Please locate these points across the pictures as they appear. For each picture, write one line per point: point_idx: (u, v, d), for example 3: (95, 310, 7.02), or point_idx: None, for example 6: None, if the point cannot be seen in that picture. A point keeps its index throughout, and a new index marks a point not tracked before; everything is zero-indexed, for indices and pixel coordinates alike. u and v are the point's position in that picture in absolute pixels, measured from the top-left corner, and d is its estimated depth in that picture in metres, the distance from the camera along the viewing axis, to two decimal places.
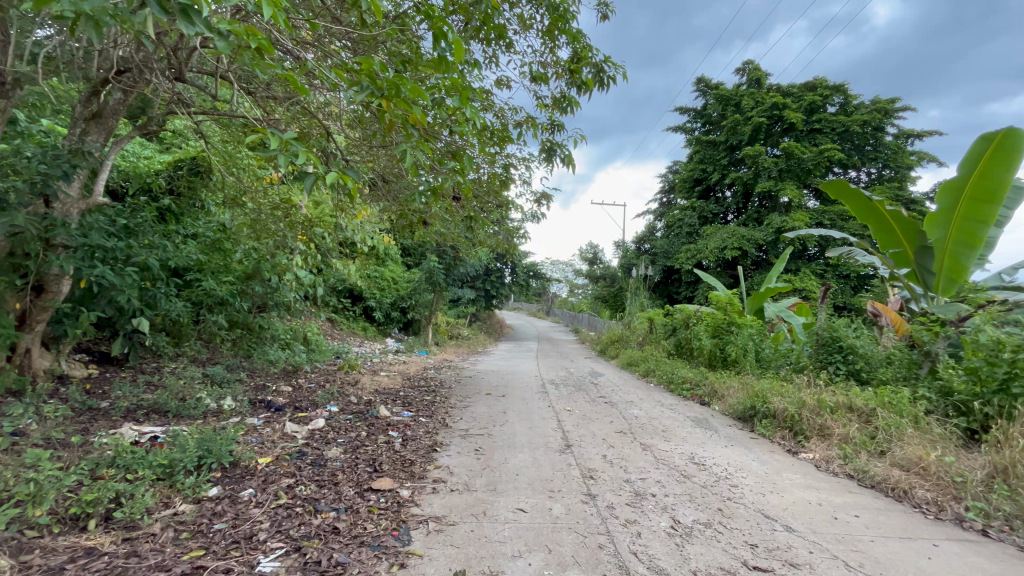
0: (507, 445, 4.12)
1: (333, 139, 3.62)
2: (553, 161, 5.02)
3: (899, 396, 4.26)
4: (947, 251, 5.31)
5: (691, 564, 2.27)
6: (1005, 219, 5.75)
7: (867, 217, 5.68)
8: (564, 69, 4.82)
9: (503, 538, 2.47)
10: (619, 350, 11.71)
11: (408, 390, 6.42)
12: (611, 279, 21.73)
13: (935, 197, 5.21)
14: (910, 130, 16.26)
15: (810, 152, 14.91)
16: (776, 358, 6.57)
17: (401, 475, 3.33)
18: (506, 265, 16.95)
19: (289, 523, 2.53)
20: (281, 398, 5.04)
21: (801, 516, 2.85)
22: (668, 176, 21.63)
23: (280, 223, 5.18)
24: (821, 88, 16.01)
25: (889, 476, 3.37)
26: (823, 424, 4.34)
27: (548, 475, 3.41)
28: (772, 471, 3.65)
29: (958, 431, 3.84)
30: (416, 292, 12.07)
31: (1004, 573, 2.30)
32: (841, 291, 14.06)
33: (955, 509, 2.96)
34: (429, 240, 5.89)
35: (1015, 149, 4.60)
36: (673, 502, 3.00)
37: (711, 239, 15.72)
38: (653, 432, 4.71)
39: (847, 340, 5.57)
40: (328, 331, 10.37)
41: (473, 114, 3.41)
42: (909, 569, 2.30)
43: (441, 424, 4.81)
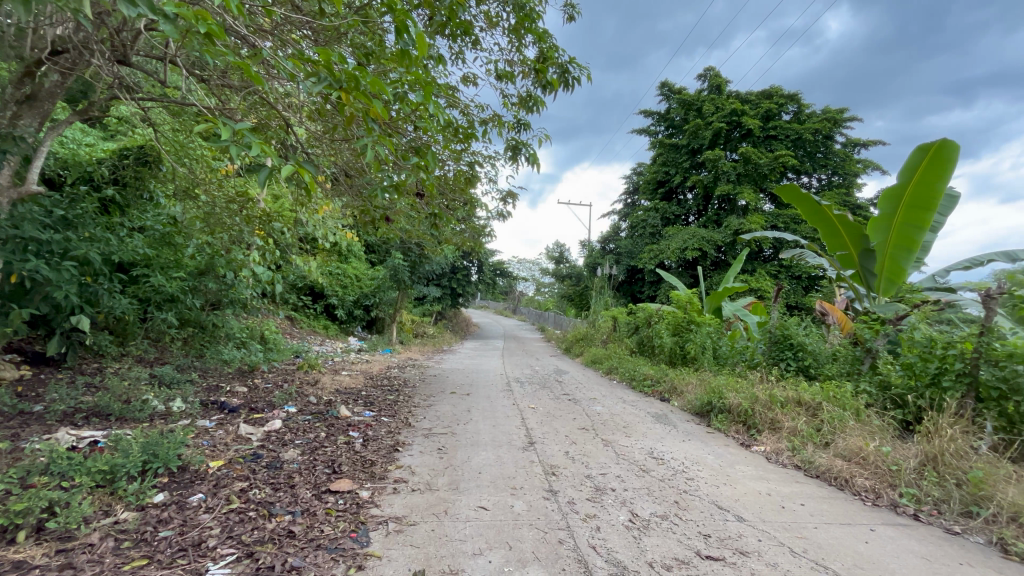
0: (470, 444, 4.10)
1: (292, 131, 3.51)
2: (518, 160, 5.04)
3: (843, 391, 4.51)
4: (887, 255, 5.64)
5: (647, 556, 2.33)
6: (939, 225, 6.18)
7: (817, 221, 6.00)
8: (530, 68, 4.84)
9: (464, 537, 2.46)
10: (584, 348, 11.88)
11: (371, 389, 6.31)
12: (577, 278, 22.00)
13: (877, 203, 5.51)
14: (857, 139, 17.18)
15: (766, 157, 15.56)
16: (732, 355, 6.83)
17: (360, 476, 3.26)
18: (473, 263, 16.85)
19: (241, 528, 2.45)
20: (235, 399, 4.85)
21: (752, 506, 2.98)
22: (632, 178, 22.08)
23: (236, 217, 4.89)
24: (777, 96, 16.70)
25: (832, 466, 3.57)
26: (774, 418, 4.53)
27: (511, 472, 3.43)
28: (726, 464, 3.79)
29: (895, 422, 4.12)
30: (380, 290, 11.85)
31: (932, 553, 2.48)
32: (793, 291, 14.75)
33: (891, 495, 3.16)
34: (393, 237, 5.80)
35: (949, 159, 4.92)
36: (632, 496, 3.07)
37: (673, 240, 16.16)
38: (614, 428, 4.81)
39: (798, 337, 5.86)
40: (288, 329, 10.04)
41: (438, 111, 3.39)
42: (849, 553, 2.44)
43: (404, 424, 4.75)
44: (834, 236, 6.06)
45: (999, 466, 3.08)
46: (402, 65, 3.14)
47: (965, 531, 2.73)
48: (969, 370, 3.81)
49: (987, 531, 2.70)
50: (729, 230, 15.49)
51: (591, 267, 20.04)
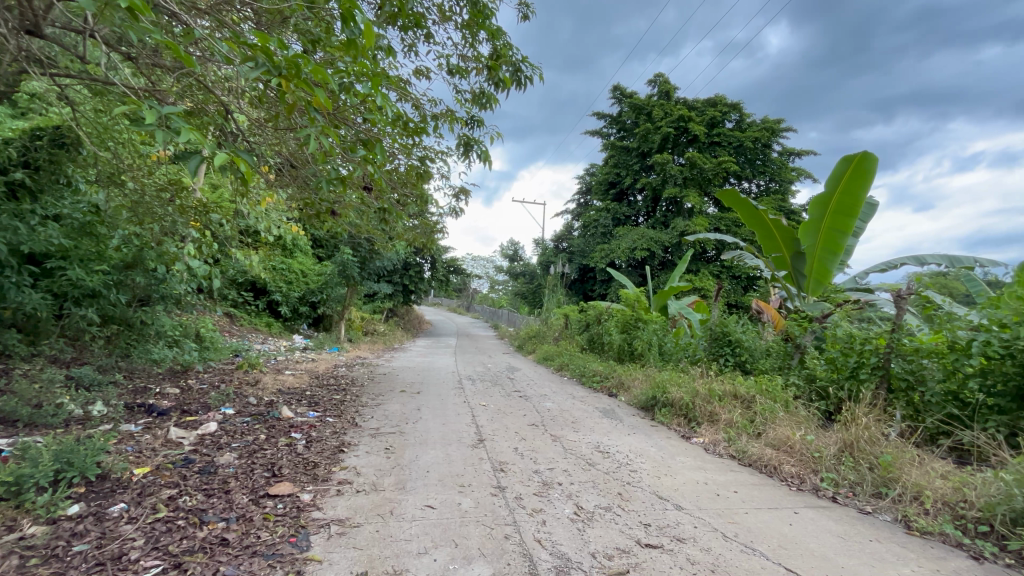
0: (419, 442, 4.05)
1: (231, 118, 3.33)
2: (470, 156, 5.02)
3: (774, 384, 4.83)
4: (816, 257, 6.06)
5: (590, 547, 2.40)
6: (860, 231, 6.71)
7: (754, 224, 6.37)
8: (483, 65, 4.82)
9: (409, 536, 2.44)
10: (536, 345, 12.02)
11: (316, 389, 6.09)
12: (530, 275, 22.24)
13: (807, 209, 5.89)
14: (792, 149, 18.31)
15: (710, 163, 16.30)
16: (676, 351, 7.12)
17: (302, 479, 3.15)
18: (426, 260, 16.60)
19: (168, 538, 2.30)
20: (165, 402, 4.55)
21: (689, 495, 3.12)
22: (585, 178, 22.52)
23: (168, 207, 4.60)
24: (721, 105, 17.51)
25: (762, 455, 3.80)
26: (712, 410, 4.77)
27: (459, 470, 3.42)
28: (668, 455, 3.96)
29: (818, 412, 4.45)
30: (327, 285, 11.47)
31: (846, 532, 2.70)
32: (733, 291, 15.57)
33: (813, 480, 3.41)
34: (341, 231, 5.63)
35: (869, 170, 5.36)
36: (578, 489, 3.15)
37: (623, 240, 16.62)
38: (563, 423, 4.90)
39: (735, 334, 6.19)
40: (227, 327, 9.52)
41: (386, 103, 3.32)
42: (775, 535, 2.61)
43: (350, 424, 4.62)
44: (769, 238, 6.44)
45: (905, 451, 3.39)
46: (348, 55, 3.05)
47: (875, 510, 2.99)
48: (882, 364, 4.18)
49: (894, 509, 2.97)
50: (676, 231, 16.12)
51: (544, 265, 20.29)
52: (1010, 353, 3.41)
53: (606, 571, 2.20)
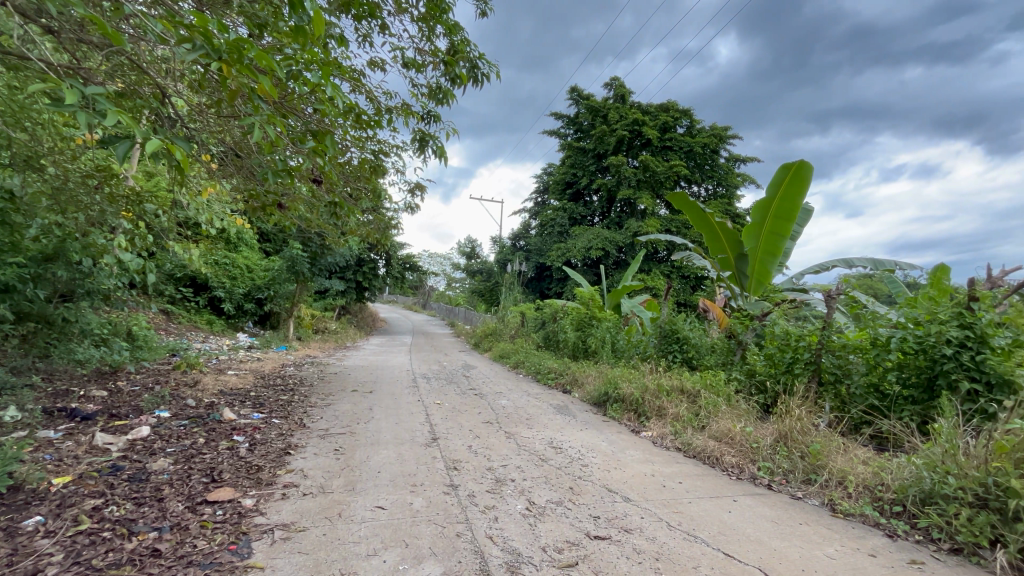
0: (371, 443, 3.97)
1: (168, 102, 3.12)
2: (425, 152, 4.96)
3: (717, 379, 5.07)
4: (757, 259, 6.40)
5: (541, 541, 2.44)
6: (797, 234, 7.15)
7: (702, 227, 6.65)
8: (440, 60, 4.77)
9: (358, 539, 2.38)
10: (493, 342, 12.04)
11: (261, 389, 5.83)
12: (487, 273, 22.22)
13: (750, 213, 6.20)
14: (738, 155, 19.22)
15: (663, 166, 16.83)
16: (628, 348, 7.32)
17: (244, 483, 3.01)
18: (380, 256, 16.24)
19: (91, 551, 2.14)
20: (90, 405, 4.21)
21: (637, 487, 3.23)
22: (542, 177, 22.74)
23: (96, 195, 4.26)
24: (673, 110, 18.14)
25: (706, 447, 3.99)
26: (660, 405, 4.95)
27: (411, 469, 3.38)
28: (618, 449, 4.08)
29: (757, 405, 4.72)
30: (275, 281, 11.00)
31: (779, 516, 2.88)
32: (682, 290, 16.17)
33: (751, 469, 3.61)
34: (290, 225, 5.42)
35: (806, 178, 5.72)
36: (530, 485, 3.18)
37: (579, 239, 16.88)
38: (517, 421, 4.93)
39: (683, 332, 6.45)
40: (163, 325, 8.94)
41: (338, 94, 3.22)
42: (715, 522, 2.75)
43: (298, 425, 4.46)
44: (715, 240, 6.74)
45: (832, 439, 3.65)
46: (296, 41, 2.92)
47: (805, 495, 3.21)
48: (814, 359, 4.48)
49: (821, 494, 3.20)
50: (629, 232, 16.55)
51: (501, 264, 20.35)
52: (922, 348, 3.74)
53: (557, 564, 2.24)
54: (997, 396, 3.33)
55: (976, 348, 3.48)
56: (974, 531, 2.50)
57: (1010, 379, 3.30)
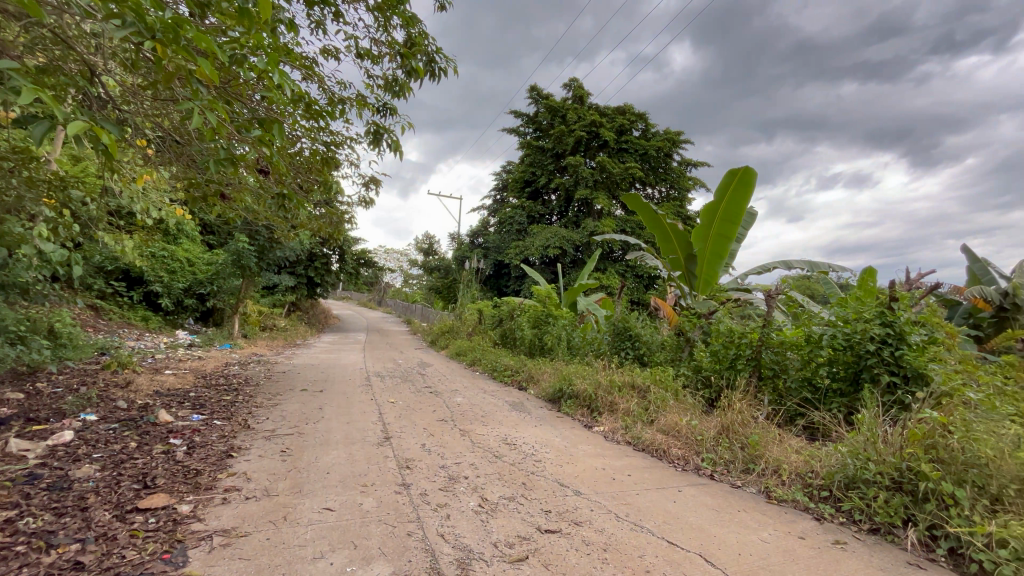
0: (320, 443, 3.85)
1: (97, 82, 2.90)
2: (380, 145, 4.86)
3: (666, 374, 5.26)
4: (705, 260, 6.68)
5: (492, 537, 2.45)
6: (742, 237, 7.51)
7: (654, 228, 6.87)
8: (396, 52, 4.68)
9: (303, 542, 2.31)
10: (449, 340, 11.96)
11: (202, 390, 5.52)
12: (445, 270, 22.04)
13: (699, 216, 6.46)
14: (689, 160, 19.94)
15: (619, 168, 17.23)
16: (582, 346, 7.46)
17: (180, 489, 2.85)
18: (333, 250, 15.78)
19: (1, 567, 1.96)
20: (3, 409, 3.85)
21: (588, 481, 3.30)
22: (501, 175, 22.77)
23: (11, 179, 3.89)
24: (629, 113, 18.58)
25: (654, 440, 4.13)
26: (612, 400, 5.08)
27: (362, 469, 3.31)
28: (570, 444, 4.16)
29: (703, 399, 4.94)
30: (219, 276, 10.45)
31: (720, 505, 3.03)
32: (636, 288, 16.68)
33: (695, 460, 3.78)
34: (235, 216, 5.16)
35: (751, 184, 6.05)
36: (484, 482, 3.19)
37: (538, 237, 17.01)
38: (473, 418, 4.92)
39: (635, 329, 6.64)
40: (91, 321, 8.29)
41: (287, 82, 3.09)
42: (660, 512, 2.86)
43: (242, 426, 4.26)
44: (666, 241, 6.98)
45: (769, 430, 3.88)
46: (240, 25, 2.77)
47: (743, 484, 3.40)
48: (755, 355, 4.73)
49: (758, 482, 3.39)
50: (586, 231, 16.83)
51: (459, 260, 20.26)
52: (850, 344, 4.04)
53: (507, 559, 2.26)
54: (913, 388, 3.65)
55: (896, 344, 3.79)
56: (890, 512, 2.73)
57: (923, 373, 3.63)
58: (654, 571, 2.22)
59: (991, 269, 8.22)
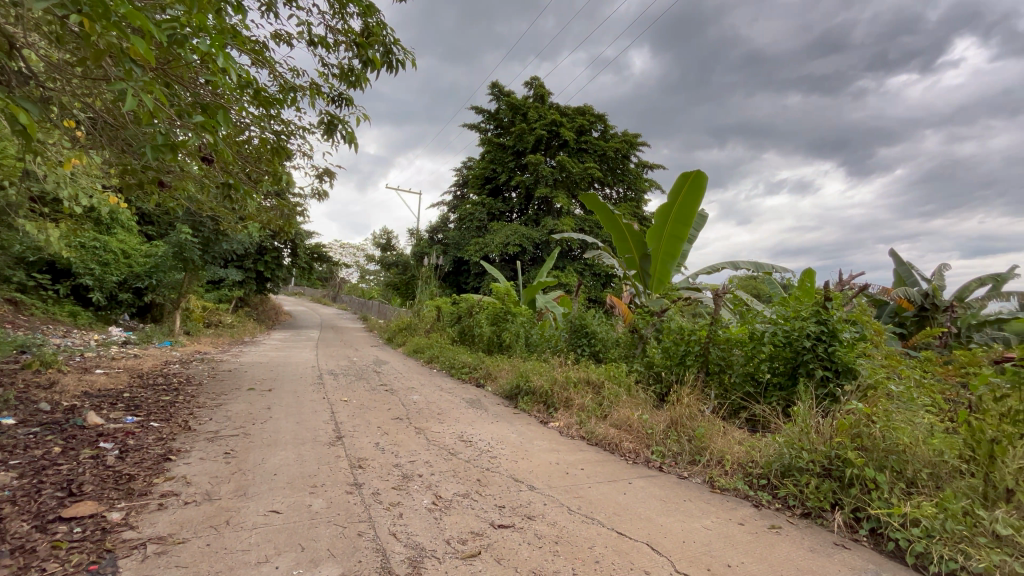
0: (267, 444, 3.71)
1: (15, 55, 2.65)
2: (334, 136, 4.71)
3: (620, 371, 5.41)
4: (659, 259, 6.90)
5: (445, 534, 2.45)
6: (693, 237, 7.81)
7: (611, 227, 7.01)
8: (352, 41, 4.55)
9: (247, 546, 2.23)
10: (407, 337, 11.80)
11: (138, 390, 5.18)
12: (403, 266, 21.71)
13: (653, 216, 6.65)
14: (646, 162, 20.50)
15: (578, 167, 17.48)
16: (540, 343, 7.55)
17: (110, 496, 2.67)
18: (285, 244, 15.20)
19: None
20: None
21: (542, 475, 3.36)
22: (462, 171, 22.63)
23: None
24: (589, 114, 18.87)
25: (607, 434, 4.24)
26: (568, 396, 5.17)
27: (311, 470, 3.21)
28: (526, 440, 4.20)
29: (654, 394, 5.12)
30: (159, 269, 9.83)
31: (668, 495, 3.15)
32: (592, 287, 16.87)
33: (646, 453, 3.91)
34: (176, 205, 4.87)
35: (702, 187, 6.30)
36: (438, 479, 3.17)
37: (498, 234, 17.00)
38: (429, 416, 4.88)
39: (591, 326, 6.79)
40: (9, 317, 7.59)
41: (233, 67, 2.94)
42: (611, 504, 2.94)
43: (181, 428, 4.04)
44: (622, 240, 7.14)
45: (714, 423, 4.06)
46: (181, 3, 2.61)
47: (690, 474, 3.55)
48: (703, 351, 4.92)
49: (703, 472, 3.55)
50: (545, 229, 16.98)
51: (418, 256, 20.00)
52: (789, 341, 4.28)
53: (460, 555, 2.26)
54: (843, 383, 3.94)
55: (829, 341, 4.05)
56: (820, 497, 2.93)
57: (852, 368, 3.94)
58: (604, 561, 2.28)
59: (914, 272, 8.95)
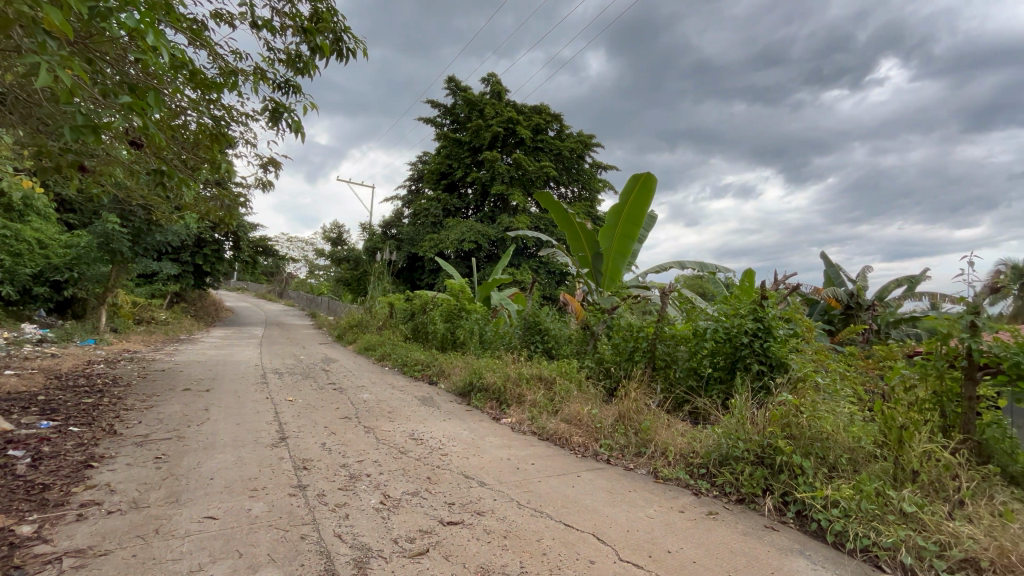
0: (203, 447, 3.51)
1: None
2: (279, 124, 4.51)
3: (571, 367, 5.52)
4: (611, 258, 7.07)
5: (393, 533, 2.41)
6: (643, 237, 8.06)
7: (565, 225, 7.10)
8: (300, 26, 4.36)
9: (178, 555, 2.11)
10: (358, 334, 11.52)
11: (56, 392, 4.76)
12: (354, 261, 21.11)
13: (606, 216, 6.80)
14: (600, 163, 20.94)
15: (534, 166, 17.60)
16: (494, 340, 7.57)
17: (20, 508, 2.44)
18: (227, 236, 14.41)
19: None
20: None
21: (493, 471, 3.38)
22: (417, 165, 22.27)
23: None
24: (545, 113, 19.04)
25: (557, 429, 4.32)
26: (520, 392, 5.22)
27: (251, 473, 3.07)
28: (478, 437, 4.21)
29: (604, 389, 5.26)
30: (81, 261, 9.06)
31: (614, 487, 3.25)
32: (546, 283, 16.99)
33: (594, 446, 4.01)
34: (102, 192, 4.51)
35: (651, 189, 6.51)
36: (387, 478, 3.12)
37: (453, 230, 16.87)
38: (378, 414, 4.78)
39: (544, 323, 6.87)
40: None
41: (166, 46, 2.75)
42: (560, 497, 3.00)
43: (105, 433, 3.74)
44: (576, 239, 7.27)
45: (659, 416, 4.22)
46: None
47: (636, 466, 3.68)
48: (650, 347, 5.12)
49: (648, 463, 3.69)
50: (501, 226, 16.99)
51: (371, 251, 19.55)
52: (728, 337, 4.51)
53: (407, 554, 2.24)
54: (776, 376, 4.18)
55: (765, 336, 4.30)
56: (753, 483, 3.11)
57: (785, 362, 4.20)
58: (551, 553, 2.33)
59: (842, 273, 9.65)
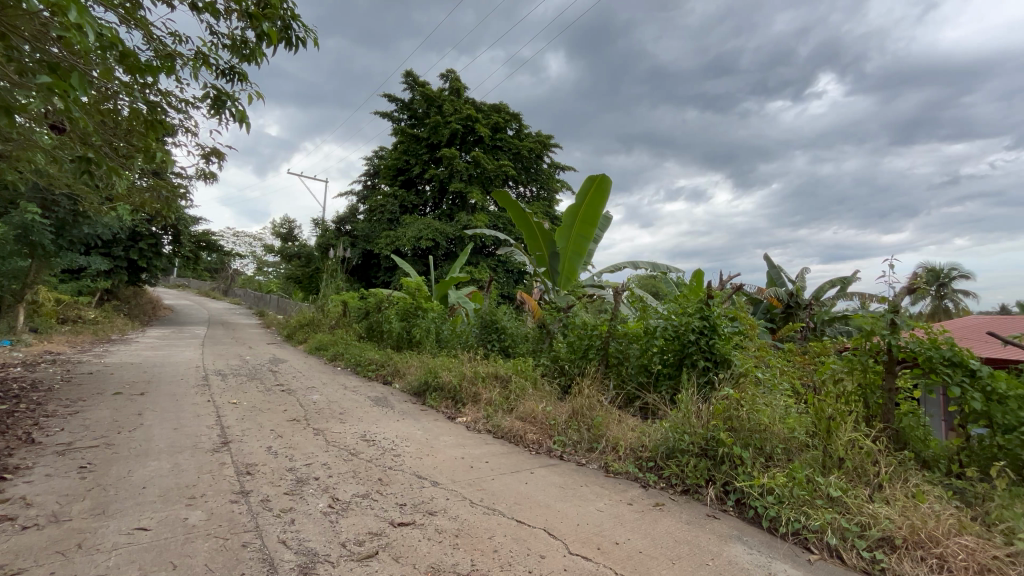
0: (135, 454, 3.30)
1: None
2: (222, 113, 4.29)
3: (527, 365, 5.56)
4: (567, 258, 7.17)
5: (341, 537, 2.36)
6: (598, 237, 8.22)
7: (522, 225, 7.14)
8: (245, 11, 4.16)
9: (104, 570, 1.97)
10: (309, 334, 11.14)
11: None
12: (306, 257, 20.37)
13: (562, 216, 6.90)
14: (558, 163, 21.18)
15: (493, 164, 17.59)
16: (451, 339, 7.51)
17: None
18: (166, 230, 13.56)
19: None
20: None
21: (447, 471, 3.36)
22: (373, 160, 21.75)
23: None
24: (504, 112, 19.06)
25: (512, 427, 4.35)
26: (476, 391, 5.22)
27: (189, 480, 2.91)
28: (431, 436, 4.17)
29: (558, 386, 5.34)
30: None
31: (566, 482, 3.31)
32: (504, 283, 17.04)
33: (548, 443, 4.07)
34: (18, 179, 4.14)
35: (605, 191, 6.65)
36: (336, 481, 3.04)
37: (410, 228, 16.62)
38: (329, 416, 4.64)
39: (501, 322, 6.89)
40: None
41: (92, 24, 2.56)
42: (513, 494, 3.02)
43: (22, 441, 3.44)
44: (533, 238, 7.33)
45: (611, 412, 4.33)
46: None
47: (587, 461, 3.76)
48: (603, 345, 5.25)
49: (599, 458, 3.78)
50: (458, 225, 16.82)
51: (324, 248, 18.93)
52: (677, 334, 4.68)
53: (356, 557, 2.20)
54: (719, 372, 4.39)
55: (710, 334, 4.50)
56: (697, 474, 3.25)
57: (728, 358, 4.42)
58: (502, 550, 2.34)
59: (783, 274, 10.23)
